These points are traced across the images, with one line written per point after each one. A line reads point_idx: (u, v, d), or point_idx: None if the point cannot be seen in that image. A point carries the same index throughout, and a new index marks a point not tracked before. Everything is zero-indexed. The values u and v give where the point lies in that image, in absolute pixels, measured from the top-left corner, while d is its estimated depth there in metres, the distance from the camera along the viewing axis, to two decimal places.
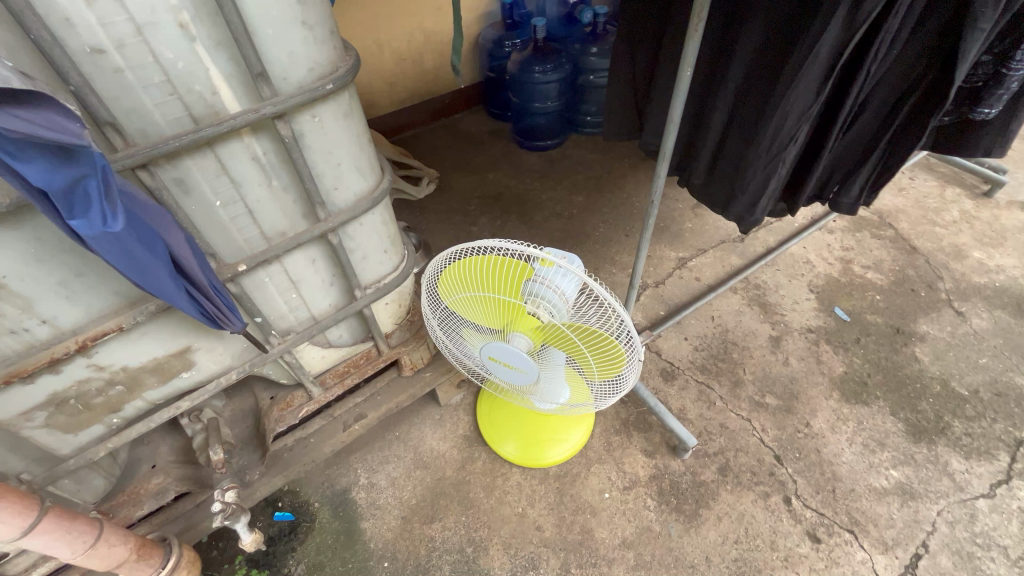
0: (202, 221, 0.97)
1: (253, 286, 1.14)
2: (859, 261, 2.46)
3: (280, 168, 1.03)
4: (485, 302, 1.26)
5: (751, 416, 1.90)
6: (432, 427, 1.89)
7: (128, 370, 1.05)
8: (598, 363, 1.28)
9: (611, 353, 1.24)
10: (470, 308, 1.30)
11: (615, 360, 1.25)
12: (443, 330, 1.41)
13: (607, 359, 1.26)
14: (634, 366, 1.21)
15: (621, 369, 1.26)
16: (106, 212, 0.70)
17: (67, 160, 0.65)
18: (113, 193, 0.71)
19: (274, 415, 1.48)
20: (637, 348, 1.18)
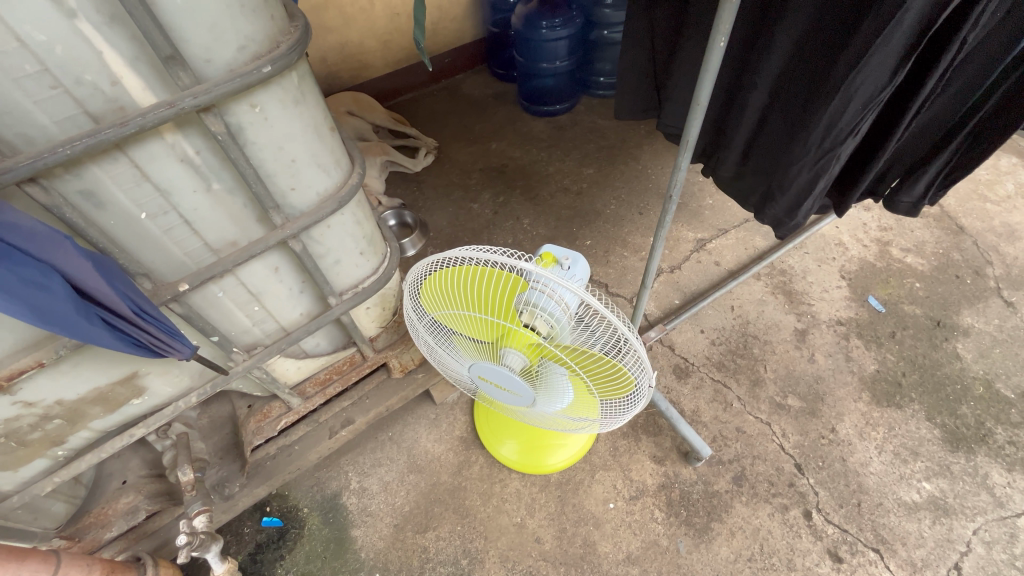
0: (128, 236, 0.82)
1: (203, 301, 0.99)
2: (899, 243, 2.22)
3: (220, 169, 0.85)
4: (474, 316, 1.10)
5: (771, 419, 1.75)
6: (427, 428, 1.78)
7: (66, 403, 0.93)
8: (606, 381, 1.12)
9: (619, 375, 1.09)
10: (460, 320, 1.13)
11: (623, 383, 1.10)
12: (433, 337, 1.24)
13: (616, 378, 1.10)
14: (647, 388, 1.06)
15: (632, 388, 1.11)
16: None
17: None
18: None
19: (251, 427, 1.39)
20: (649, 368, 1.02)
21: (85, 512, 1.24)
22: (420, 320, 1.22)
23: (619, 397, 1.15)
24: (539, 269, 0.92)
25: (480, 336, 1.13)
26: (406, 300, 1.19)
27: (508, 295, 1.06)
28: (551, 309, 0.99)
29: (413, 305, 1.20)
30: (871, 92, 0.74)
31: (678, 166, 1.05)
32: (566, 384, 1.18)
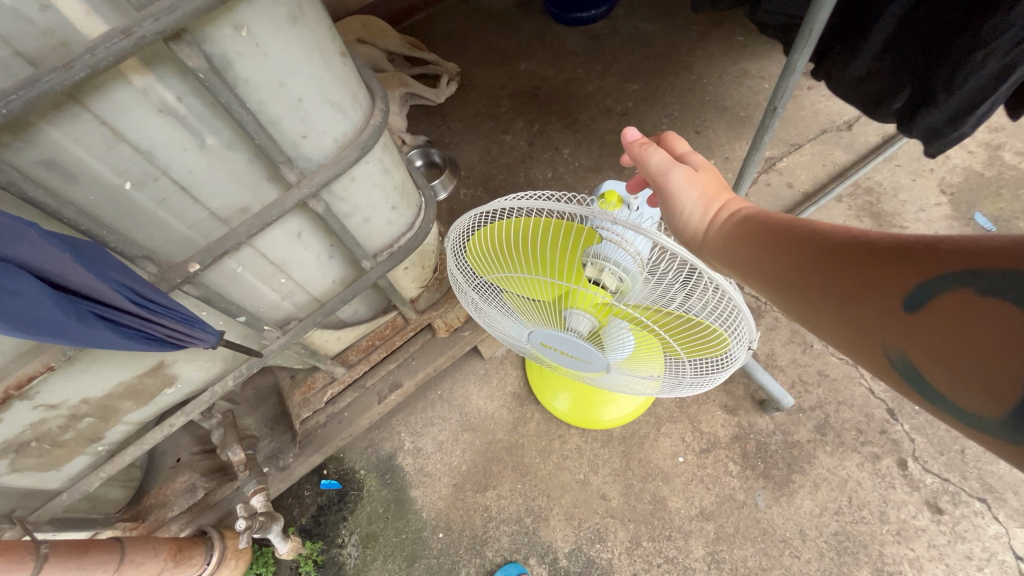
0: (116, 211, 0.67)
1: (221, 279, 0.85)
2: (1013, 146, 1.87)
3: (210, 117, 0.67)
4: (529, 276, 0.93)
5: (859, 360, 1.56)
6: (477, 385, 1.67)
7: (93, 401, 0.84)
8: (689, 343, 0.92)
9: (707, 336, 0.88)
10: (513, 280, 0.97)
11: (712, 344, 0.90)
12: (482, 298, 1.07)
13: (703, 339, 0.89)
14: (745, 352, 0.86)
15: (723, 350, 0.90)
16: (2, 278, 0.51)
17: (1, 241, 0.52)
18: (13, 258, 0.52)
19: (297, 399, 1.31)
20: (750, 330, 0.82)
21: (143, 492, 1.22)
22: (467, 280, 1.05)
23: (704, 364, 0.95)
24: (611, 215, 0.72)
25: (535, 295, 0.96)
26: (450, 260, 1.02)
27: (571, 250, 0.87)
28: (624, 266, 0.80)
29: (457, 263, 1.02)
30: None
31: (795, 55, 0.86)
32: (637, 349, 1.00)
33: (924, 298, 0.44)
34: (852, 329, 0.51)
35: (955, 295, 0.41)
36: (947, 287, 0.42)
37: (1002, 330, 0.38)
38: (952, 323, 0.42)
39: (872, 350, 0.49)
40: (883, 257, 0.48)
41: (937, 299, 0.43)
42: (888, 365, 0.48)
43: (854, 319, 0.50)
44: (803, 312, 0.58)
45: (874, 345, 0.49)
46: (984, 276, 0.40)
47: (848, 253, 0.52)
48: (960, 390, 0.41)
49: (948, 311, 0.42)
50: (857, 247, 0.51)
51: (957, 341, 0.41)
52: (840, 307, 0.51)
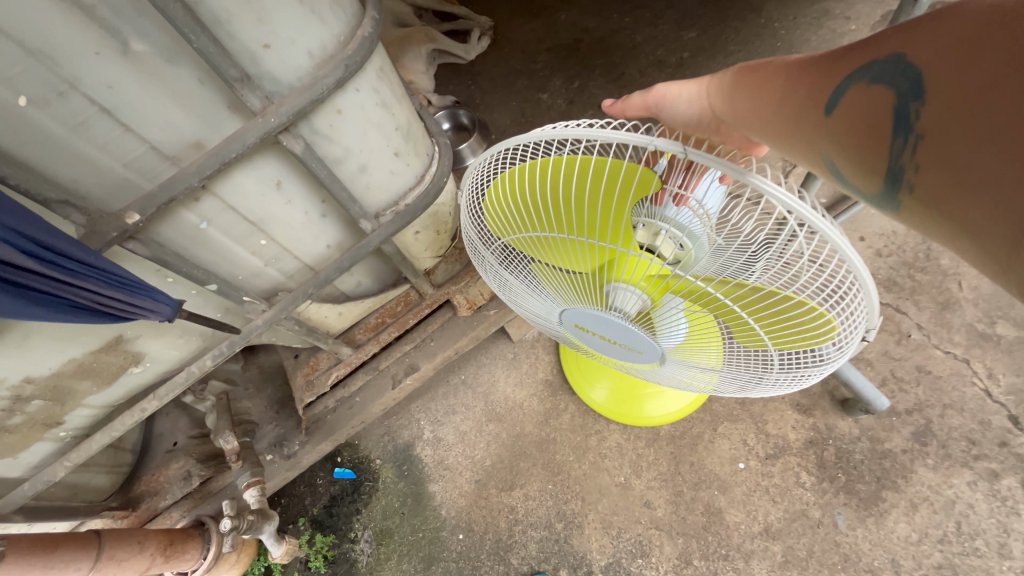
0: (15, 139, 0.51)
1: (182, 237, 0.69)
2: None
3: (133, 11, 0.50)
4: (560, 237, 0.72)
5: (971, 356, 1.27)
6: (505, 370, 1.49)
7: (40, 380, 0.71)
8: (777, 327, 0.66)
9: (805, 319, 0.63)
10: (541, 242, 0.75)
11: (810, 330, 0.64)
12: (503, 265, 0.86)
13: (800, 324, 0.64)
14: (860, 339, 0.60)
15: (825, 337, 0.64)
16: None
17: None
18: None
19: (301, 381, 1.17)
20: (869, 316, 0.57)
21: (136, 477, 1.11)
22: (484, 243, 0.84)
23: (789, 361, 0.72)
24: (686, 148, 0.47)
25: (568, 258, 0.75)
26: (463, 216, 0.81)
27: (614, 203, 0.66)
28: (691, 224, 0.56)
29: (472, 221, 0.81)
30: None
31: None
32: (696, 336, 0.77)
33: (836, 95, 0.42)
34: (780, 150, 0.50)
35: (856, 89, 0.40)
36: (850, 81, 0.41)
37: (884, 105, 0.38)
38: (855, 112, 0.40)
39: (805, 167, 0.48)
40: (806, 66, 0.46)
41: (844, 96, 0.41)
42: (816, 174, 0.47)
43: (777, 140, 0.49)
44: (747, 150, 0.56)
45: (803, 161, 0.47)
46: (886, 61, 0.38)
47: (776, 74, 0.49)
48: (856, 178, 0.41)
49: (851, 104, 0.40)
50: (787, 66, 0.49)
51: (856, 131, 0.40)
52: (768, 131, 0.50)
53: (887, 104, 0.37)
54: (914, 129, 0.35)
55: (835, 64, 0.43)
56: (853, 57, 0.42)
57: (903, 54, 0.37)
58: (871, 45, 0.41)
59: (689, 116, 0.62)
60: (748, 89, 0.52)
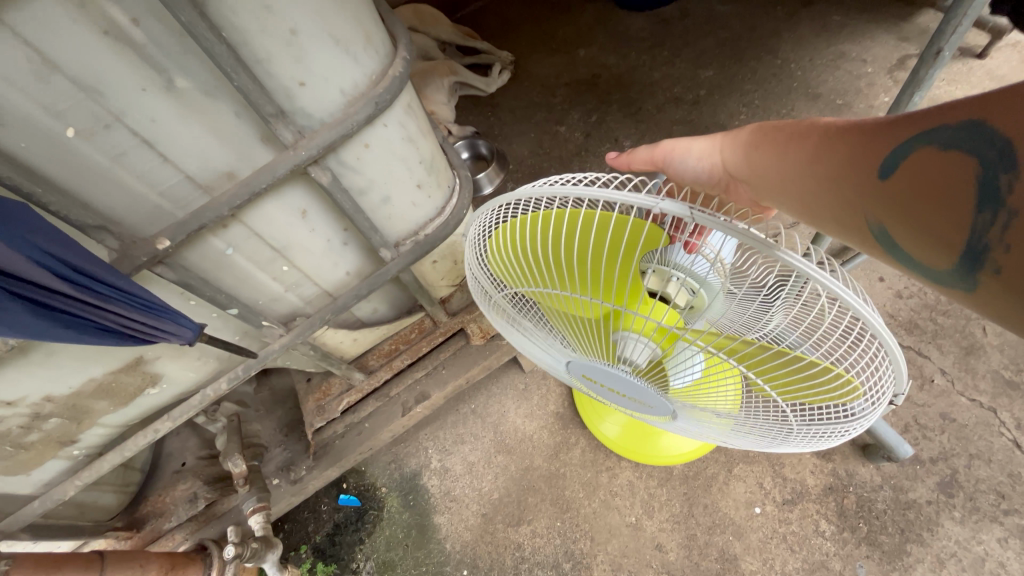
0: (58, 166, 0.53)
1: (208, 263, 0.71)
2: None
3: (180, 50, 0.52)
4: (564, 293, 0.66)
5: (998, 405, 1.23)
6: (515, 401, 1.47)
7: (59, 399, 0.71)
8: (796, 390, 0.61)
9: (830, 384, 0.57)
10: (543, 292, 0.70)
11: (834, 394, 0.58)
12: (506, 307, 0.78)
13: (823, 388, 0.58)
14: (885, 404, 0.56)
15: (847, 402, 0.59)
16: None
17: None
18: None
19: (311, 406, 1.17)
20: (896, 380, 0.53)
21: (143, 498, 1.11)
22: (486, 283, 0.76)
23: (814, 427, 0.64)
24: (693, 210, 0.45)
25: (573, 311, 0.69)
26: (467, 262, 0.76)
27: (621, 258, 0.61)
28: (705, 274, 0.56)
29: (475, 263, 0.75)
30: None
31: None
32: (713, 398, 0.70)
33: (894, 161, 0.40)
34: (814, 212, 0.47)
35: (920, 156, 0.38)
36: (913, 146, 0.38)
37: (963, 177, 0.36)
38: (918, 180, 0.38)
39: (845, 232, 0.46)
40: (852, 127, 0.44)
41: (905, 162, 0.39)
42: (860, 239, 0.44)
43: (815, 201, 0.46)
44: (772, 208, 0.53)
45: (847, 224, 0.44)
46: (957, 128, 0.36)
47: (812, 135, 0.47)
48: (922, 249, 0.39)
49: (915, 171, 0.38)
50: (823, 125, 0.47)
51: (923, 200, 0.38)
52: (804, 191, 0.47)
53: (970, 176, 0.35)
54: (1006, 205, 0.33)
55: (886, 128, 0.41)
56: (910, 122, 0.40)
57: (983, 126, 0.35)
58: (933, 111, 0.39)
59: (698, 172, 0.62)
60: (780, 147, 0.50)
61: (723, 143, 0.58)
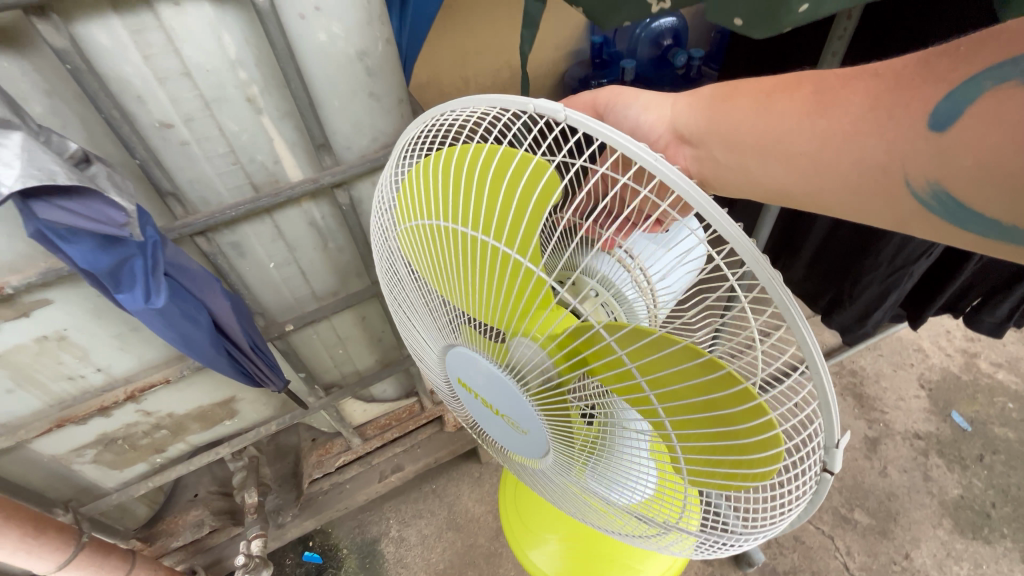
0: (255, 281, 0.96)
1: (300, 341, 1.12)
2: (988, 356, 2.03)
3: (337, 232, 1.00)
4: (460, 258, 0.54)
5: (835, 533, 1.62)
6: (470, 486, 1.78)
7: (174, 415, 1.06)
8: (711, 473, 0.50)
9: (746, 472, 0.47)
10: (434, 257, 0.58)
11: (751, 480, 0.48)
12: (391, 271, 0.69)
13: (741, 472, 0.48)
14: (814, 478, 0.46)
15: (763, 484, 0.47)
16: (191, 309, 0.78)
17: (207, 289, 0.80)
18: (207, 292, 0.80)
19: (313, 459, 1.48)
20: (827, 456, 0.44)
21: (159, 517, 1.36)
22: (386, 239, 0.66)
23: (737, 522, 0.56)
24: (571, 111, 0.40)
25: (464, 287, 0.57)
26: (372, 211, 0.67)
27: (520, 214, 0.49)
28: (629, 297, 0.53)
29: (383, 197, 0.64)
30: (917, 278, 0.89)
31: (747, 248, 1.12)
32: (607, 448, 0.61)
33: (956, 101, 0.31)
34: (839, 179, 0.37)
35: (995, 93, 0.31)
36: (982, 85, 0.31)
37: None
38: (1001, 116, 0.30)
39: (874, 202, 0.37)
40: (872, 76, 0.36)
41: (972, 105, 0.31)
42: (898, 210, 0.36)
43: (838, 165, 0.37)
44: (755, 182, 0.43)
45: (878, 192, 0.36)
46: None
47: (813, 86, 0.38)
48: (1018, 210, 0.31)
49: (988, 109, 0.31)
50: (827, 74, 0.38)
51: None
52: (818, 152, 0.38)
53: None
54: None
55: (924, 74, 0.34)
56: (955, 62, 0.33)
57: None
58: (985, 42, 0.32)
59: (638, 125, 0.51)
60: (772, 104, 0.40)
61: (668, 101, 0.49)
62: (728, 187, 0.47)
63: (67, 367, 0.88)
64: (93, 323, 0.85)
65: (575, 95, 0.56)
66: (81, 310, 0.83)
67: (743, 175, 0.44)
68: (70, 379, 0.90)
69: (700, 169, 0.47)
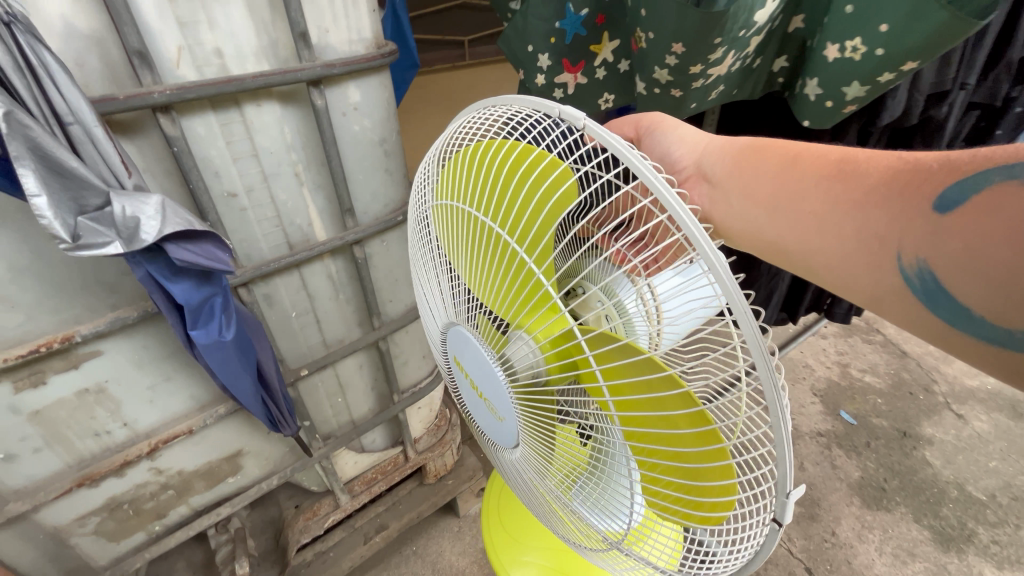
0: (278, 330, 1.09)
1: (307, 390, 1.22)
2: (856, 365, 2.54)
3: (348, 284, 1.16)
4: (485, 240, 0.70)
5: None
6: (451, 541, 1.81)
7: (183, 473, 1.09)
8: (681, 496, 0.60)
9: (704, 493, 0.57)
10: (466, 235, 0.73)
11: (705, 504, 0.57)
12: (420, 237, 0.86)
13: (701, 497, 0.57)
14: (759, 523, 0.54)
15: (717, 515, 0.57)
16: (245, 347, 0.89)
17: (255, 328, 0.93)
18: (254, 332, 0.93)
19: (299, 525, 1.45)
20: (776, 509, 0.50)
21: None
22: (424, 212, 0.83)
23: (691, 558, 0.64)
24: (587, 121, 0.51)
25: (481, 260, 0.73)
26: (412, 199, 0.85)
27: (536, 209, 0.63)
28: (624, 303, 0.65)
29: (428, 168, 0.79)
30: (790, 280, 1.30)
31: None
32: (565, 463, 0.75)
33: (959, 192, 0.43)
34: (844, 235, 0.52)
35: (997, 188, 0.41)
36: (989, 179, 0.42)
37: None
38: (990, 213, 0.42)
39: (865, 256, 0.51)
40: (894, 164, 0.50)
41: (973, 196, 0.42)
42: (889, 272, 0.49)
43: (849, 227, 0.52)
44: (781, 235, 0.58)
45: (877, 252, 0.50)
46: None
47: (843, 164, 0.53)
48: (979, 294, 0.43)
49: (986, 203, 0.42)
50: (857, 158, 0.53)
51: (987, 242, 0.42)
52: (839, 211, 0.52)
53: None
54: None
55: (940, 167, 0.46)
56: (968, 163, 0.44)
57: None
58: (990, 156, 0.43)
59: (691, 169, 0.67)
60: (805, 176, 0.56)
61: (725, 159, 0.64)
62: (750, 233, 0.62)
63: (97, 423, 0.92)
64: (132, 375, 0.92)
65: (624, 118, 0.77)
66: (125, 361, 0.90)
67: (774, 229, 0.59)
68: (96, 435, 0.93)
69: (727, 213, 0.64)
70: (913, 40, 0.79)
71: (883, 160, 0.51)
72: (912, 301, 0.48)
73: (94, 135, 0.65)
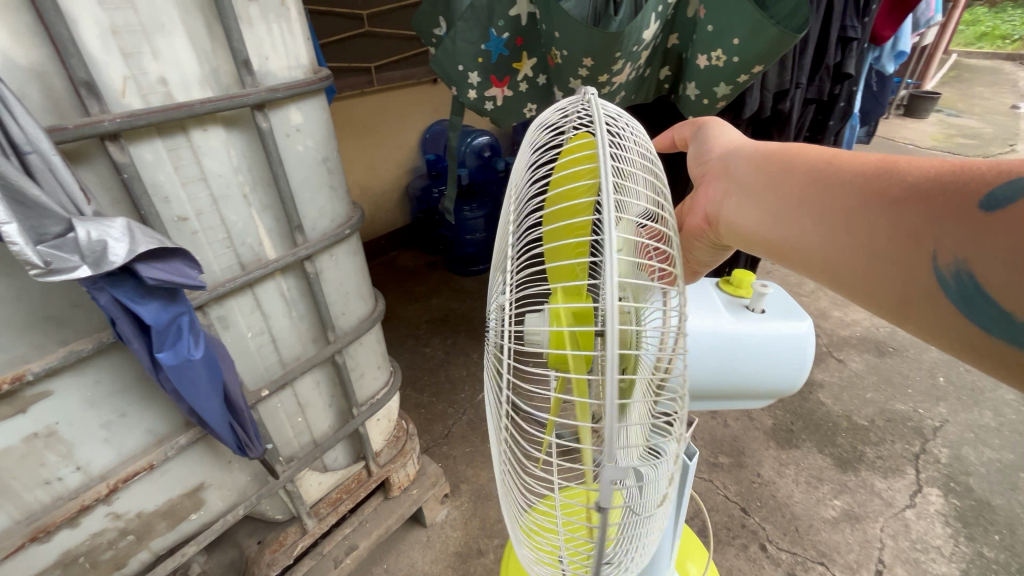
0: (234, 352, 1.09)
1: (267, 413, 1.21)
2: None
3: (301, 301, 1.19)
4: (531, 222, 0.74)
5: (712, 477, 2.10)
6: (421, 551, 1.81)
7: (143, 515, 1.04)
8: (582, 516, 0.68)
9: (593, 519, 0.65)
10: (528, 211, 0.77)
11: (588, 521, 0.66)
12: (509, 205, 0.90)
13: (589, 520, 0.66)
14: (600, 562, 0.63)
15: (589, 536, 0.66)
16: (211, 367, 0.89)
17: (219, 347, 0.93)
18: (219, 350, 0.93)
19: (265, 559, 1.40)
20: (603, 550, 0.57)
21: None
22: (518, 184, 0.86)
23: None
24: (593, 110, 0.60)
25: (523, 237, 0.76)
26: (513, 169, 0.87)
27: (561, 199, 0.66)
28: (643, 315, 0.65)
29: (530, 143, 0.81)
30: None
31: None
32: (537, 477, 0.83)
33: (1007, 191, 0.44)
34: (874, 234, 0.55)
35: None
36: None
37: None
38: None
39: (895, 255, 0.53)
40: (929, 167, 0.53)
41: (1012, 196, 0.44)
42: (920, 272, 0.51)
43: (879, 226, 0.54)
44: (812, 237, 0.61)
45: (905, 250, 0.52)
46: None
47: (884, 166, 0.56)
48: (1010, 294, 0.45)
49: None
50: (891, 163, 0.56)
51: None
52: (875, 208, 0.55)
53: None
54: None
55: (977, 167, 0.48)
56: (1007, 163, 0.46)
57: None
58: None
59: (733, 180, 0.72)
60: (838, 180, 0.59)
61: (761, 170, 0.69)
62: (787, 239, 0.64)
63: (47, 470, 0.87)
64: (85, 414, 0.89)
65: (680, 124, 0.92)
66: (77, 399, 0.87)
67: (805, 230, 0.62)
68: (46, 484, 0.88)
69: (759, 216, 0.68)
70: (756, 49, 1.10)
71: (918, 164, 0.53)
72: (948, 302, 0.50)
73: (53, 164, 0.66)
